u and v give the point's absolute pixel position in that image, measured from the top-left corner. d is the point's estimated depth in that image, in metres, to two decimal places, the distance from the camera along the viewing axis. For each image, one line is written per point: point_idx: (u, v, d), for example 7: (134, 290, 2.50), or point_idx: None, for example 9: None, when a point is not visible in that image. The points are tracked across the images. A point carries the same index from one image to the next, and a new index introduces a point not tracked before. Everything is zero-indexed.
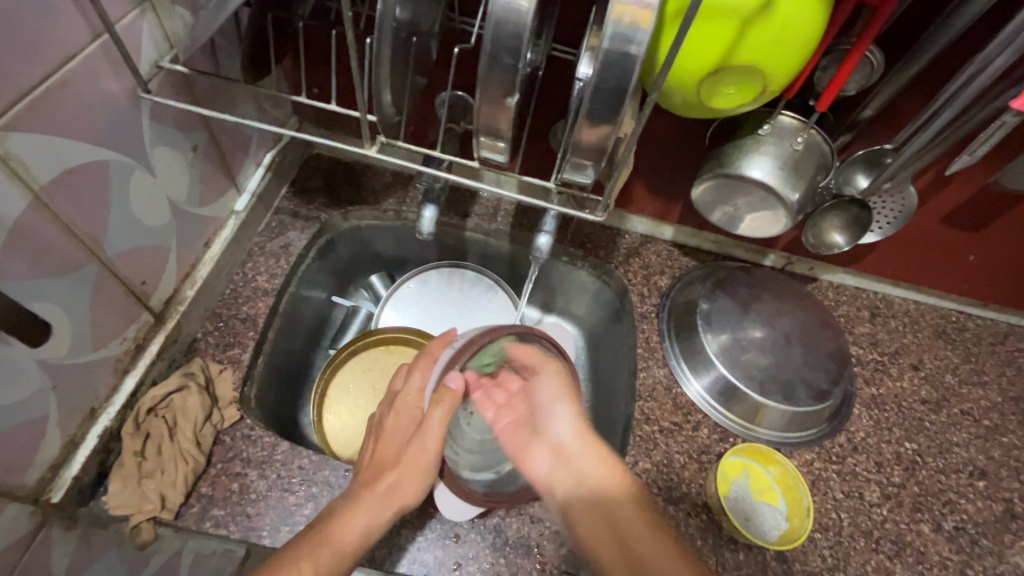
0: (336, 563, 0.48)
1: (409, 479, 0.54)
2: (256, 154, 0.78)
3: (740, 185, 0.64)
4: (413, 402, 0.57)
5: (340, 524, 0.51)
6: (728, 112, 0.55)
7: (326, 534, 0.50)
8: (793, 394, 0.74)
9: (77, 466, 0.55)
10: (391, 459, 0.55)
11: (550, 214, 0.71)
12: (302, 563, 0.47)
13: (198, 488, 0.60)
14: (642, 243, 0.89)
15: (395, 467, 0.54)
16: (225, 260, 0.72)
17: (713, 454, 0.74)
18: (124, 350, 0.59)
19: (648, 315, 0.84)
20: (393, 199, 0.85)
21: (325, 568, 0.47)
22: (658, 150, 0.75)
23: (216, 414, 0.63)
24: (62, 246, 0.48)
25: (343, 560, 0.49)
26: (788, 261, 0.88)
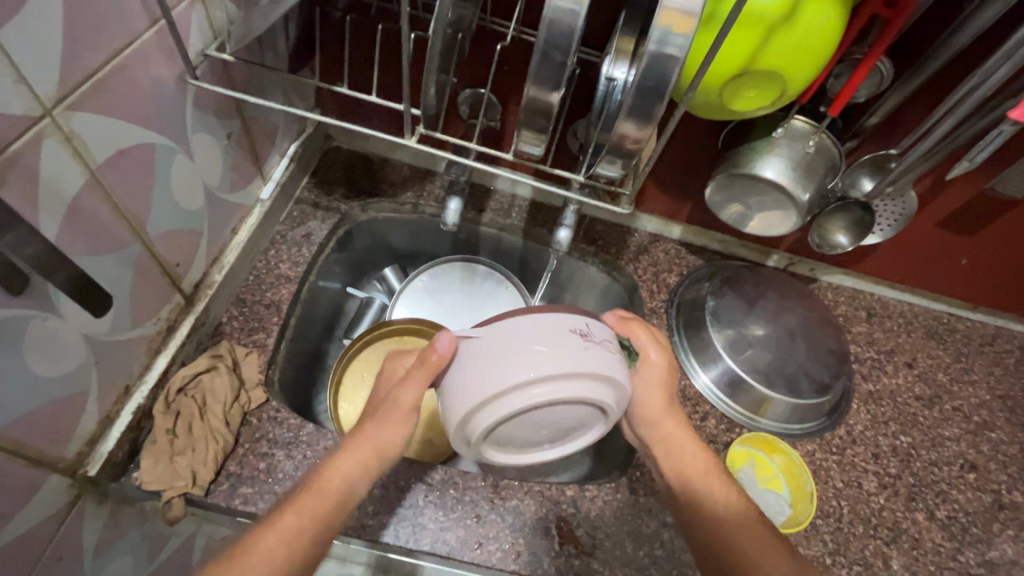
0: (322, 509, 0.49)
1: (383, 424, 0.53)
2: (281, 145, 0.79)
3: (753, 184, 0.67)
4: (385, 368, 0.57)
5: (333, 477, 0.51)
6: (748, 114, 0.58)
7: (315, 483, 0.50)
8: (797, 387, 0.77)
9: (112, 441, 0.56)
10: (373, 412, 0.54)
11: (570, 209, 0.74)
12: (284, 510, 0.48)
13: (227, 467, 0.62)
14: (651, 242, 0.92)
15: (376, 415, 0.54)
16: (250, 247, 0.74)
17: (720, 443, 0.77)
18: (157, 330, 0.61)
19: (657, 310, 0.87)
20: (411, 192, 0.87)
21: (309, 515, 0.48)
22: (673, 152, 0.79)
23: (244, 395, 0.65)
24: (111, 225, 0.49)
25: (326, 503, 0.49)
26: (790, 262, 0.92)
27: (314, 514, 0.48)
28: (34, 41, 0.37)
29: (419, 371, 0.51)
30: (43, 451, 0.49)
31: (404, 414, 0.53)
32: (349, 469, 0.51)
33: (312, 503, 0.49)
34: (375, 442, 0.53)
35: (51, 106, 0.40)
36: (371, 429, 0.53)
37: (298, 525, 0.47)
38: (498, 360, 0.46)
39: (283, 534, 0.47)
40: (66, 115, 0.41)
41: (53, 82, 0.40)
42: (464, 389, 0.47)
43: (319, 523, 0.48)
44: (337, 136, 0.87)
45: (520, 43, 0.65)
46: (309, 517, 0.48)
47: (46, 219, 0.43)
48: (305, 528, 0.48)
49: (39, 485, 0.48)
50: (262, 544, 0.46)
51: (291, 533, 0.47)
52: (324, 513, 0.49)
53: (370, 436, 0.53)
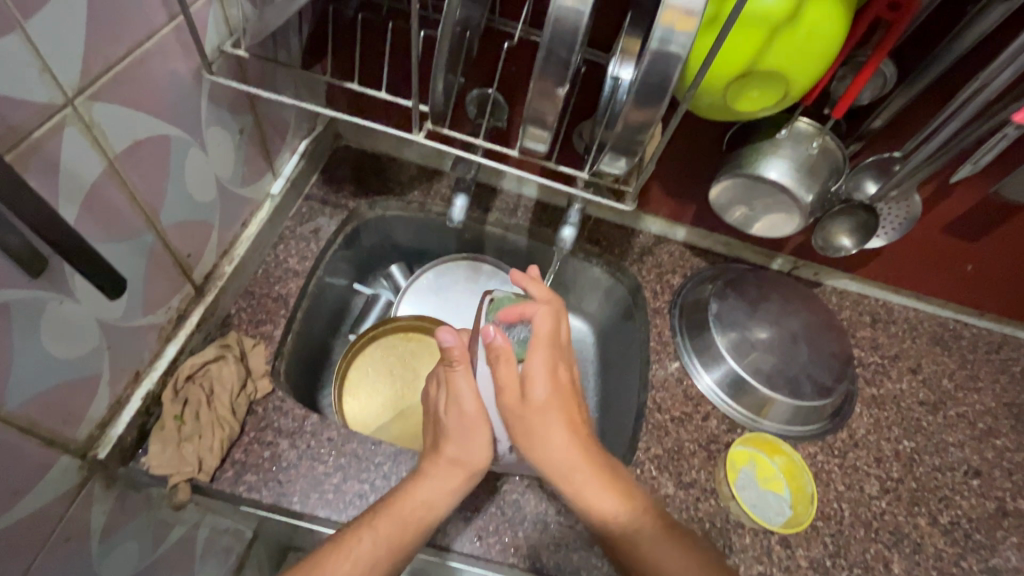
0: (400, 536, 0.53)
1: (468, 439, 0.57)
2: (292, 142, 0.81)
3: (757, 186, 0.68)
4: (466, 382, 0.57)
5: (409, 503, 0.55)
6: (750, 115, 0.59)
7: (394, 508, 0.54)
8: (799, 389, 0.78)
9: (122, 426, 0.57)
10: (455, 434, 0.58)
11: (575, 208, 0.75)
12: (362, 534, 0.52)
13: (232, 454, 0.63)
14: (655, 243, 0.93)
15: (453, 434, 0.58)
16: (260, 240, 0.75)
17: (721, 444, 0.77)
18: (168, 318, 0.62)
19: (661, 310, 0.87)
20: (419, 191, 0.88)
21: (386, 542, 0.52)
22: (677, 154, 0.79)
23: (251, 385, 0.66)
24: (127, 212, 0.51)
25: (403, 529, 0.53)
26: (794, 265, 0.93)
27: (391, 540, 0.52)
28: (58, 30, 0.39)
29: (460, 381, 0.57)
30: (56, 431, 0.50)
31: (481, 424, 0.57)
32: (429, 496, 0.55)
33: (391, 531, 0.53)
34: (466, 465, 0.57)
35: (74, 95, 0.41)
36: (467, 442, 0.57)
37: (377, 552, 0.51)
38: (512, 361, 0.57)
39: (356, 557, 0.51)
40: (87, 105, 0.43)
41: (75, 72, 0.41)
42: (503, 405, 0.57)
43: (395, 551, 0.52)
44: (347, 135, 0.89)
45: (528, 44, 0.67)
46: (393, 546, 0.52)
47: (65, 204, 0.44)
48: (382, 555, 0.51)
49: (49, 465, 0.49)
50: (340, 565, 0.50)
51: (376, 559, 0.51)
52: (400, 541, 0.53)
53: (466, 457, 0.57)
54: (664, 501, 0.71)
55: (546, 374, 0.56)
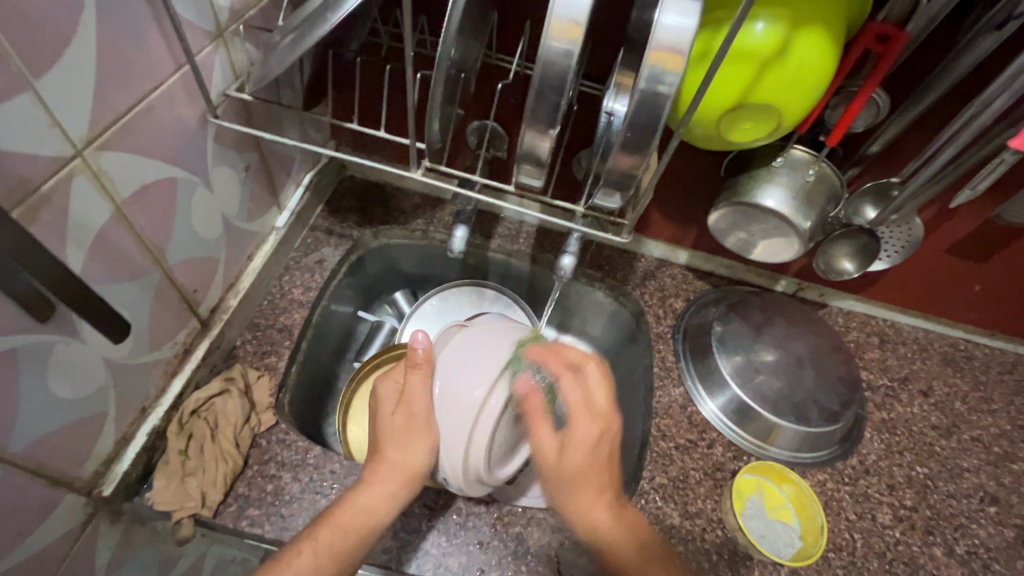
0: (341, 545, 0.53)
1: (408, 442, 0.56)
2: (297, 175, 0.83)
3: (751, 214, 0.69)
4: (418, 383, 0.57)
5: (352, 511, 0.55)
6: (745, 145, 0.60)
7: (335, 516, 0.54)
8: (805, 415, 0.76)
9: (127, 462, 0.58)
10: (398, 440, 0.56)
11: (574, 236, 0.75)
12: (303, 545, 0.52)
13: (235, 488, 0.63)
14: (657, 267, 0.94)
15: (391, 445, 0.56)
16: (266, 272, 0.77)
17: (727, 471, 0.76)
18: (174, 353, 0.63)
19: (663, 335, 0.87)
20: (421, 220, 0.90)
21: (326, 551, 0.52)
22: (676, 180, 0.80)
23: (254, 418, 0.67)
24: (133, 255, 0.52)
25: (344, 538, 0.53)
26: (799, 287, 0.92)
27: (331, 548, 0.52)
28: (67, 89, 0.41)
29: (415, 387, 0.56)
30: (61, 470, 0.51)
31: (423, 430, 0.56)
32: (370, 502, 0.55)
33: (330, 539, 0.53)
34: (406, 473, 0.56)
35: (82, 146, 0.43)
36: (407, 444, 0.56)
37: (317, 560, 0.51)
38: (465, 378, 0.56)
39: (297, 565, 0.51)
40: (95, 154, 0.44)
41: (83, 125, 0.43)
42: (455, 409, 0.55)
43: (336, 559, 0.52)
44: (351, 166, 0.92)
45: (524, 78, 0.68)
46: (334, 553, 0.52)
47: (73, 250, 0.46)
48: (324, 562, 0.51)
49: (54, 504, 0.50)
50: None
51: (315, 571, 0.51)
52: (341, 548, 0.53)
53: (404, 461, 0.56)
54: (670, 532, 0.70)
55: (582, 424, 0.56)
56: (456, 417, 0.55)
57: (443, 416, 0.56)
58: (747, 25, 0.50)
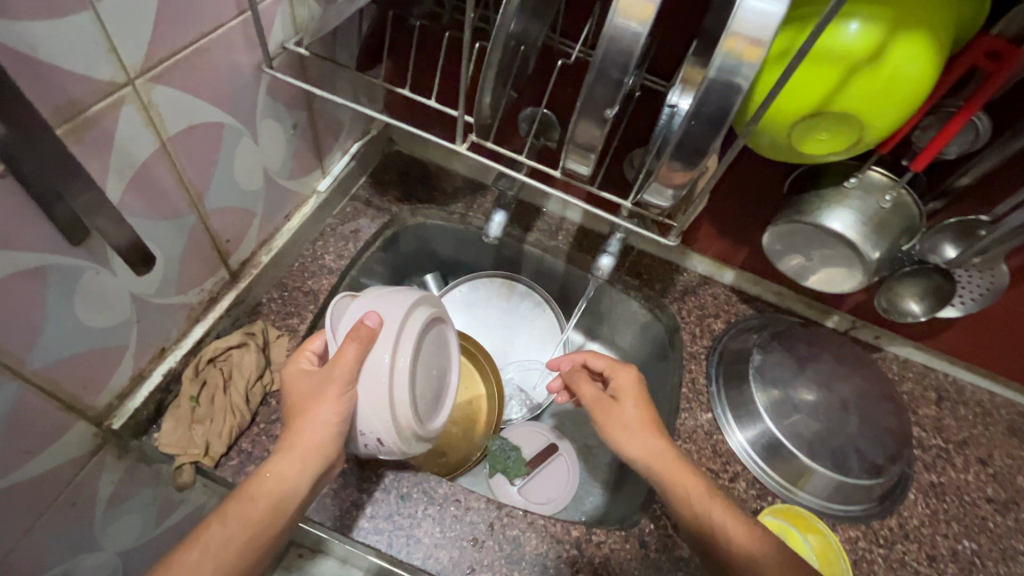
0: (254, 521, 0.52)
1: (316, 403, 0.54)
2: (344, 142, 0.83)
3: (813, 234, 0.63)
4: (344, 363, 0.54)
5: (268, 481, 0.54)
6: (815, 159, 0.55)
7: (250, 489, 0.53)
8: (844, 463, 0.70)
9: (139, 400, 0.58)
10: (303, 409, 0.55)
11: (615, 237, 0.72)
12: (217, 520, 0.52)
13: (239, 443, 0.63)
14: (698, 284, 0.89)
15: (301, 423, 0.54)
16: (300, 234, 0.77)
17: (748, 510, 0.71)
18: (199, 300, 0.63)
19: (697, 355, 0.82)
20: (461, 203, 0.89)
21: (241, 527, 0.52)
22: (733, 194, 0.75)
23: (268, 375, 0.66)
24: (172, 193, 0.52)
25: (256, 508, 0.53)
26: (852, 325, 0.86)
27: (245, 523, 0.52)
28: (126, 15, 0.40)
29: (345, 359, 0.54)
30: (75, 396, 0.51)
31: (336, 397, 0.53)
32: (284, 474, 0.54)
33: (241, 511, 0.53)
34: (315, 439, 0.54)
35: (134, 76, 0.43)
36: (310, 413, 0.54)
37: (232, 534, 0.51)
38: (381, 350, 0.55)
39: (213, 541, 0.51)
40: (147, 86, 0.44)
41: (140, 54, 0.43)
42: (371, 388, 0.55)
43: (252, 533, 0.52)
44: (399, 142, 0.91)
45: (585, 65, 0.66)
46: (247, 523, 0.52)
47: (114, 178, 0.45)
48: (238, 534, 0.51)
49: (63, 429, 0.50)
50: (197, 551, 0.50)
51: (227, 541, 0.51)
52: (257, 521, 0.52)
53: (309, 435, 0.54)
54: None
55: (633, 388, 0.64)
56: (376, 381, 0.55)
57: (361, 381, 0.55)
58: (837, 25, 0.45)
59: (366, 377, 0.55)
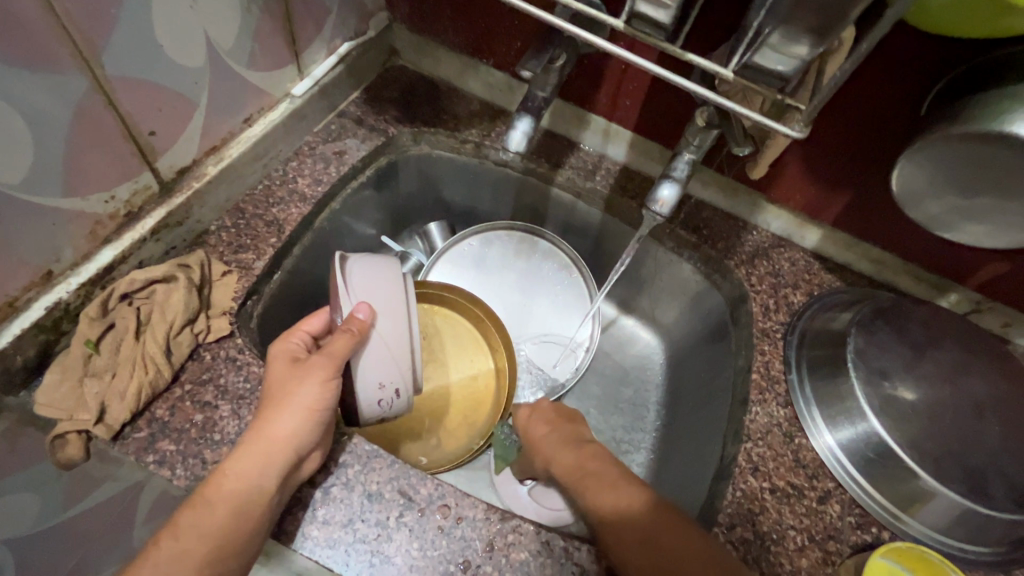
0: (207, 531, 0.40)
1: (296, 387, 0.43)
2: (329, 39, 0.65)
3: (968, 161, 0.43)
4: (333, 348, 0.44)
5: (221, 480, 0.41)
6: (1020, 16, 0.35)
7: (203, 491, 0.41)
8: (984, 489, 0.51)
9: (7, 338, 0.42)
10: (275, 395, 0.43)
11: (683, 158, 0.52)
12: (166, 534, 0.40)
13: (152, 410, 0.46)
14: (773, 245, 0.69)
15: (269, 413, 0.43)
16: (265, 147, 0.59)
17: (843, 544, 0.52)
18: (110, 212, 0.47)
19: (771, 334, 0.63)
20: (476, 130, 0.70)
21: (198, 543, 0.39)
22: (842, 114, 0.55)
23: (201, 322, 0.49)
24: (34, 26, 0.36)
25: (207, 513, 0.40)
26: (975, 308, 0.66)
27: (199, 535, 0.40)
28: None
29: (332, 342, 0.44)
30: None
31: (326, 383, 0.44)
32: (239, 471, 0.41)
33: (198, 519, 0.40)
34: (276, 434, 0.42)
35: None
36: (287, 400, 0.43)
37: (187, 548, 0.39)
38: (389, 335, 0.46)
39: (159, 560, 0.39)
40: None
41: None
42: (379, 370, 0.46)
43: (210, 541, 0.39)
44: (403, 51, 0.73)
45: None
46: (201, 535, 0.40)
47: None
48: (194, 546, 0.39)
49: None
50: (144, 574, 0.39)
51: (187, 555, 0.39)
52: (209, 528, 0.40)
53: (279, 428, 0.42)
54: None
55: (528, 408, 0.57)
56: (389, 347, 0.46)
57: (364, 365, 0.46)
58: None
59: (370, 360, 0.46)
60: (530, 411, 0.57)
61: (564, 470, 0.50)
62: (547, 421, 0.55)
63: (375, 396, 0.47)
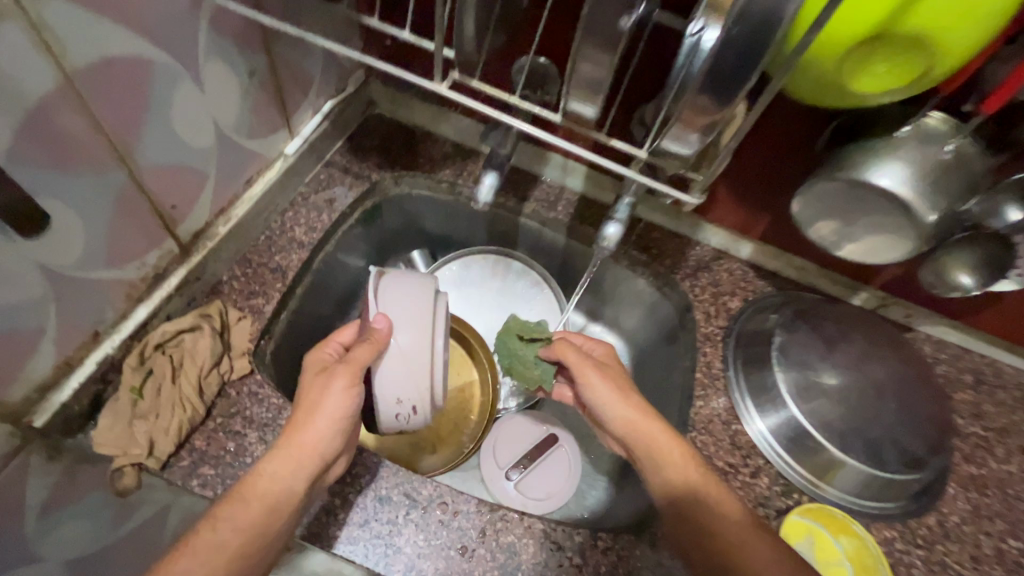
0: (245, 525, 0.45)
1: (323, 396, 0.49)
2: (315, 100, 0.73)
3: (845, 199, 0.54)
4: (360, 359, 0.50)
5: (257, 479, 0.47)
6: (869, 100, 0.46)
7: (239, 490, 0.46)
8: (879, 457, 0.62)
9: (68, 392, 0.50)
10: (305, 404, 0.49)
11: (624, 201, 0.63)
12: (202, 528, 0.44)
13: (191, 441, 0.54)
14: (713, 258, 0.80)
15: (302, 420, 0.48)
16: (265, 203, 0.67)
17: (771, 509, 0.64)
18: (141, 277, 0.55)
19: (712, 337, 0.74)
20: (450, 169, 0.79)
21: (236, 537, 0.44)
22: (757, 152, 0.66)
23: (225, 363, 0.58)
24: (87, 143, 0.43)
25: (245, 510, 0.45)
26: (882, 302, 0.78)
27: (238, 529, 0.44)
28: None
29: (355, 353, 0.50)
30: None
31: (350, 390, 0.49)
32: (275, 472, 0.47)
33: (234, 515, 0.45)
34: (312, 436, 0.48)
35: None
36: (316, 407, 0.48)
37: (227, 540, 0.44)
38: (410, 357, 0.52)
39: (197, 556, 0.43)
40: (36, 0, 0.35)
41: None
42: (397, 386, 0.53)
43: (249, 535, 0.45)
44: (379, 101, 0.80)
45: None
46: (239, 529, 0.44)
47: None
48: (231, 539, 0.44)
49: None
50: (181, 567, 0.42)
51: (223, 547, 0.44)
52: (247, 523, 0.45)
53: (311, 430, 0.48)
54: None
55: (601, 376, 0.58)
56: (404, 368, 0.52)
57: (384, 380, 0.52)
58: None
59: (389, 376, 0.52)
60: (612, 386, 0.58)
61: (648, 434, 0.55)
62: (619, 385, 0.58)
63: (393, 408, 0.53)
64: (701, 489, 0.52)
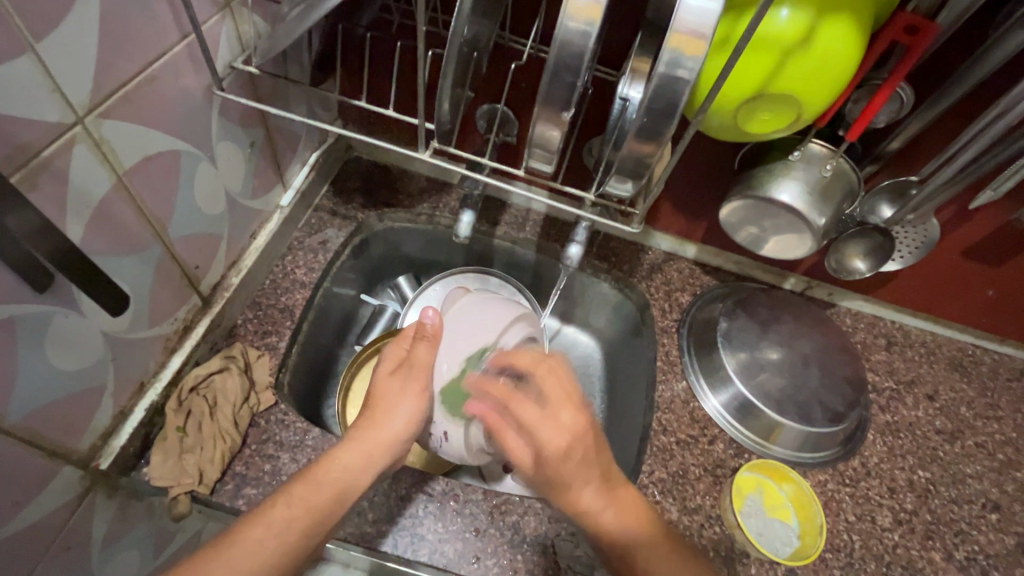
0: (309, 511, 0.51)
1: (399, 399, 0.58)
2: (302, 154, 0.82)
3: (761, 207, 0.66)
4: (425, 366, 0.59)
5: (328, 466, 0.54)
6: (761, 138, 0.58)
7: (313, 473, 0.53)
8: (809, 415, 0.75)
9: (125, 436, 0.58)
10: (385, 402, 0.58)
11: (582, 226, 0.74)
12: (272, 510, 0.50)
13: (233, 467, 0.63)
14: (664, 260, 0.92)
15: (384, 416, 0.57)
16: (268, 252, 0.76)
17: (727, 468, 0.76)
18: (174, 330, 0.62)
19: (668, 330, 0.86)
20: (427, 204, 0.88)
21: (298, 517, 0.50)
22: (689, 172, 0.78)
23: (253, 397, 0.66)
24: (133, 225, 0.51)
25: (315, 494, 0.52)
26: (807, 285, 0.91)
27: (300, 514, 0.51)
28: (69, 56, 0.40)
29: (421, 355, 0.59)
30: (58, 441, 0.50)
31: (418, 395, 0.58)
32: (351, 461, 0.54)
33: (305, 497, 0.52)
34: (391, 430, 0.57)
35: (84, 113, 0.42)
36: (393, 407, 0.57)
37: (290, 522, 0.50)
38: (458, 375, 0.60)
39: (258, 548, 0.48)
40: (97, 123, 0.43)
41: (87, 91, 0.42)
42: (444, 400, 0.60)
43: (307, 524, 0.51)
44: (358, 147, 0.90)
45: (537, 61, 0.67)
46: (308, 509, 0.51)
47: (73, 220, 0.45)
48: (300, 515, 0.50)
49: (50, 476, 0.50)
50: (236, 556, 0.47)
51: (292, 521, 0.50)
52: (314, 507, 0.51)
53: (387, 425, 0.57)
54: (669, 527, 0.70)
55: (544, 431, 0.53)
56: (456, 389, 0.60)
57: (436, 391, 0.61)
58: (770, 13, 0.48)
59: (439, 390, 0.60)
60: (555, 444, 0.52)
61: (566, 486, 0.52)
62: (567, 429, 0.53)
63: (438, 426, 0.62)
64: (637, 542, 0.52)
